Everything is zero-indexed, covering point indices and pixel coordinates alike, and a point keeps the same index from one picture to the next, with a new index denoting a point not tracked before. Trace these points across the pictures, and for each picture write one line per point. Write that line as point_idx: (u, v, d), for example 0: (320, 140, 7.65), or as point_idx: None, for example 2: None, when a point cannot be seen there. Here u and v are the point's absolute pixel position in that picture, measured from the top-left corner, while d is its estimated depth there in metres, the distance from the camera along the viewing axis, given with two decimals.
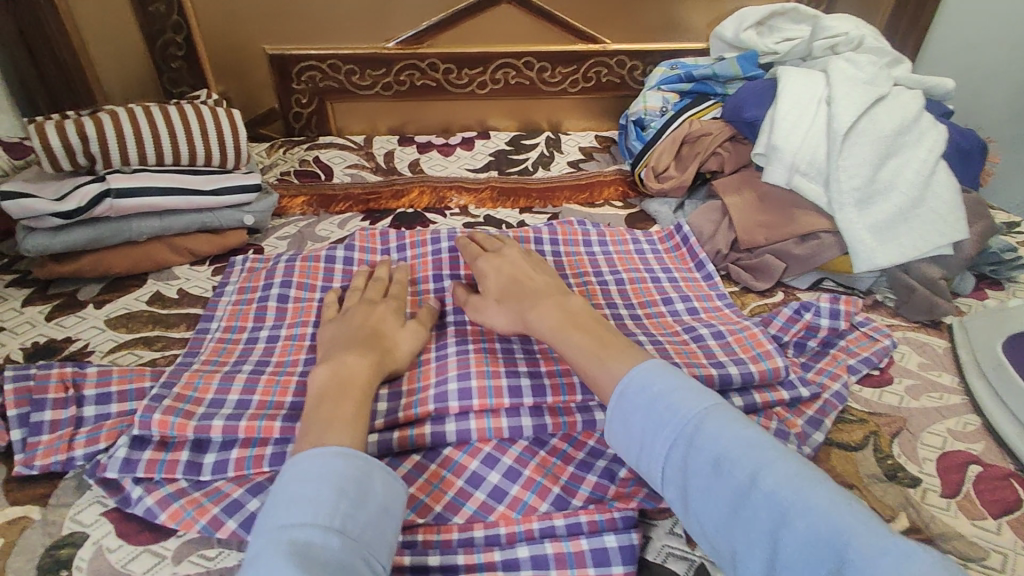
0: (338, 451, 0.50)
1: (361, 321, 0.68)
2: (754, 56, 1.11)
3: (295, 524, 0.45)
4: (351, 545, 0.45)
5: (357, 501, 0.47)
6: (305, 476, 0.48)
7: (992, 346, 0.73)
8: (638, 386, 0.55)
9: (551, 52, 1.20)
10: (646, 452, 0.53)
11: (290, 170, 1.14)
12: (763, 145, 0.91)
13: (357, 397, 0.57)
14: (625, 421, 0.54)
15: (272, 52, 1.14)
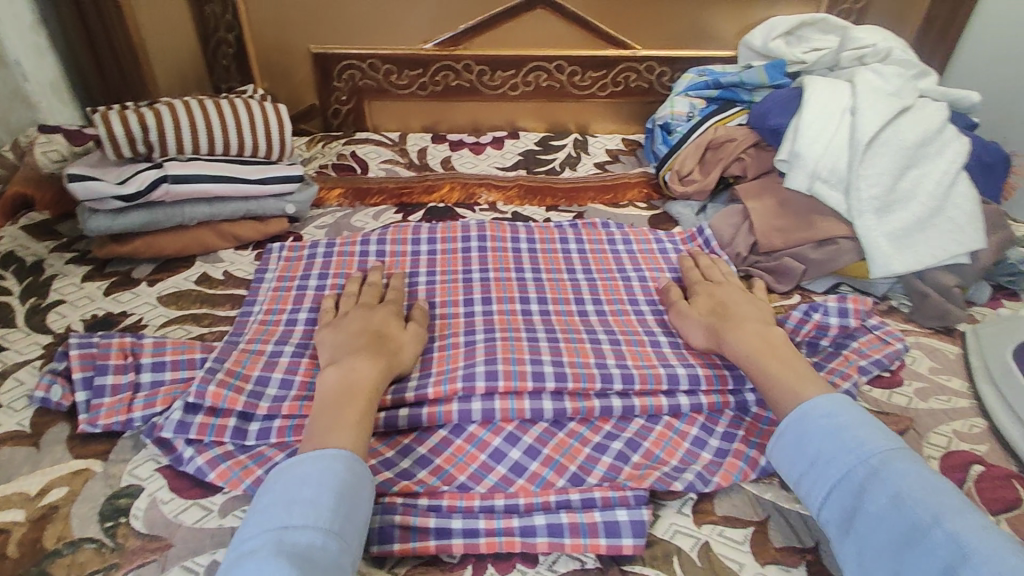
0: (337, 457, 0.54)
1: (360, 326, 0.70)
2: (782, 65, 1.12)
3: (296, 527, 0.49)
4: (342, 550, 0.49)
5: (346, 512, 0.51)
6: (306, 482, 0.52)
7: (1003, 356, 0.74)
8: (818, 412, 0.59)
9: (582, 56, 1.24)
10: (815, 482, 0.56)
11: (329, 163, 1.20)
12: (787, 152, 0.93)
13: (361, 406, 0.60)
14: (800, 444, 0.58)
15: (316, 51, 1.19)
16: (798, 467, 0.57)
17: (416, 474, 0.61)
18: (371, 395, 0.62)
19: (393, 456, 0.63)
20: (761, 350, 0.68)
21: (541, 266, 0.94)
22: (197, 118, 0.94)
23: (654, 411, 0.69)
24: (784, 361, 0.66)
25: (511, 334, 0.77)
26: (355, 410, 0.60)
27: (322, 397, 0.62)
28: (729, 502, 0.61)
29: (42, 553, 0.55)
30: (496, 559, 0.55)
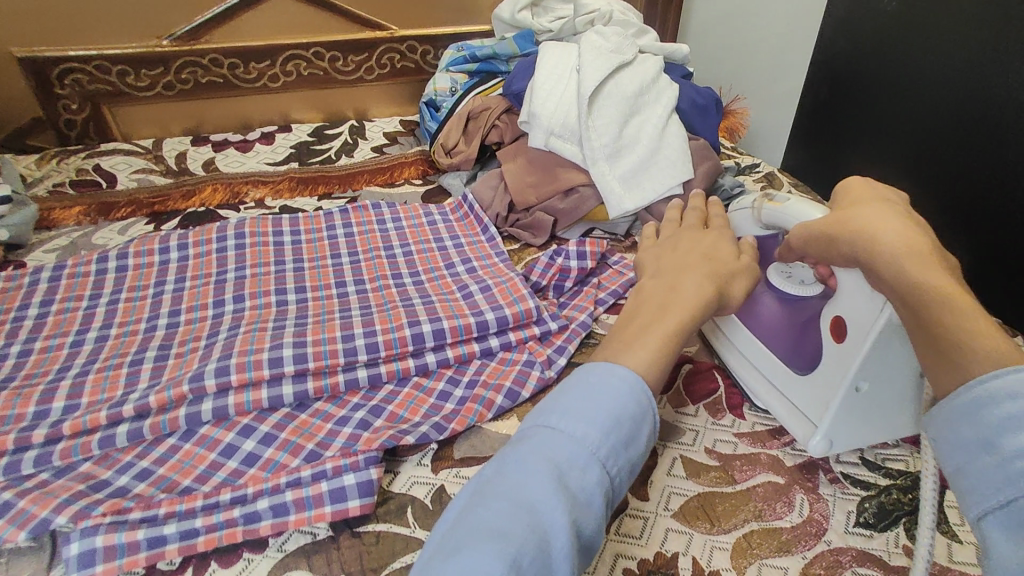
0: (627, 380, 0.46)
1: (685, 246, 0.64)
2: (530, 35, 1.19)
3: (561, 435, 0.43)
4: (607, 478, 0.42)
5: (619, 443, 0.43)
6: (594, 395, 0.45)
7: None
8: (1011, 393, 0.37)
9: (338, 41, 1.22)
10: (956, 459, 0.38)
11: (66, 180, 1.07)
12: (527, 113, 1.01)
13: (660, 331, 0.52)
14: (960, 425, 0.39)
15: (22, 54, 1.07)
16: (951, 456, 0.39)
17: (133, 489, 0.58)
18: (693, 316, 0.54)
19: (108, 476, 0.59)
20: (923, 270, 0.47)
21: (304, 256, 0.92)
22: None
23: (402, 374, 0.71)
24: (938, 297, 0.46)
25: (257, 326, 0.75)
26: (653, 335, 0.51)
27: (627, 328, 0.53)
28: (467, 443, 0.64)
29: None
30: (219, 553, 0.54)
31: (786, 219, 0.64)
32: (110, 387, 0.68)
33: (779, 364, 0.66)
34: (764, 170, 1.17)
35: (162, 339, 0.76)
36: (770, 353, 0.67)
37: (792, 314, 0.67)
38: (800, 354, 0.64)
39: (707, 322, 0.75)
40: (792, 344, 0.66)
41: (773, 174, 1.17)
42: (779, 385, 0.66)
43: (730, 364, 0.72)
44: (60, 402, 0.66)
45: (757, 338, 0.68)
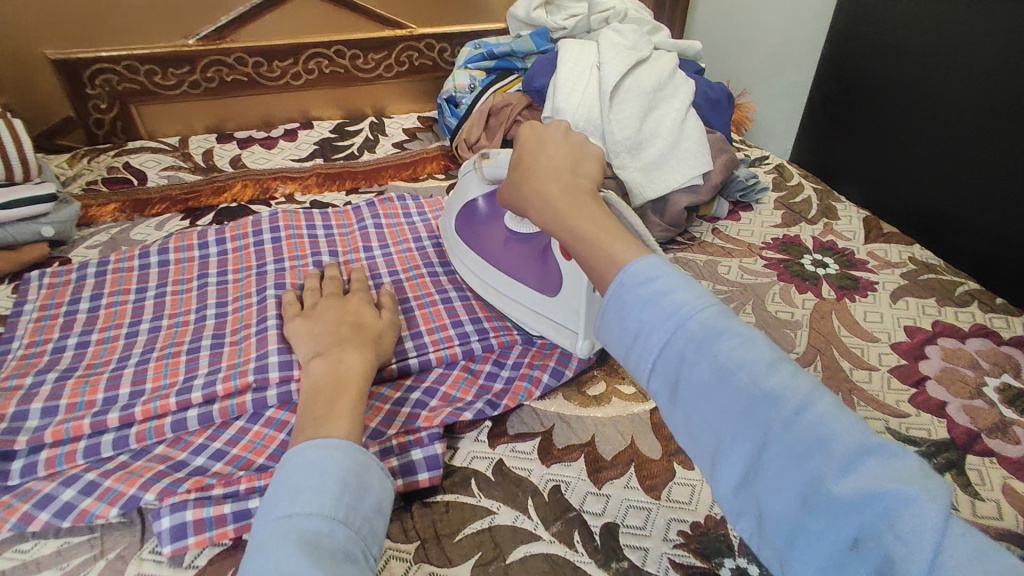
0: (338, 446, 0.50)
1: (336, 317, 0.69)
2: (545, 32, 1.22)
3: (301, 515, 0.45)
4: (354, 536, 0.46)
5: (356, 501, 0.47)
6: (307, 472, 0.48)
7: (449, 233, 0.86)
8: (638, 279, 0.43)
9: (358, 39, 1.25)
10: (625, 343, 0.43)
11: (99, 178, 1.09)
12: (550, 108, 1.04)
13: (353, 394, 0.57)
14: (621, 314, 0.43)
15: (56, 57, 1.09)
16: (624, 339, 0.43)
17: (212, 468, 0.61)
18: (362, 383, 0.59)
19: (185, 457, 0.63)
20: (569, 203, 0.55)
21: (339, 249, 0.96)
22: None
23: (450, 359, 0.75)
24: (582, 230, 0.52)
25: None
26: (343, 402, 0.55)
27: (309, 387, 0.59)
28: (519, 421, 0.68)
29: None
30: None
31: (502, 166, 0.76)
32: (170, 373, 0.71)
33: (530, 292, 0.76)
34: (774, 162, 1.22)
35: (212, 328, 0.79)
36: (519, 286, 0.77)
37: (523, 255, 0.78)
38: (535, 279, 0.76)
39: (472, 277, 0.83)
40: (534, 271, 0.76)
41: (782, 165, 1.21)
42: (540, 310, 0.75)
43: (500, 305, 0.80)
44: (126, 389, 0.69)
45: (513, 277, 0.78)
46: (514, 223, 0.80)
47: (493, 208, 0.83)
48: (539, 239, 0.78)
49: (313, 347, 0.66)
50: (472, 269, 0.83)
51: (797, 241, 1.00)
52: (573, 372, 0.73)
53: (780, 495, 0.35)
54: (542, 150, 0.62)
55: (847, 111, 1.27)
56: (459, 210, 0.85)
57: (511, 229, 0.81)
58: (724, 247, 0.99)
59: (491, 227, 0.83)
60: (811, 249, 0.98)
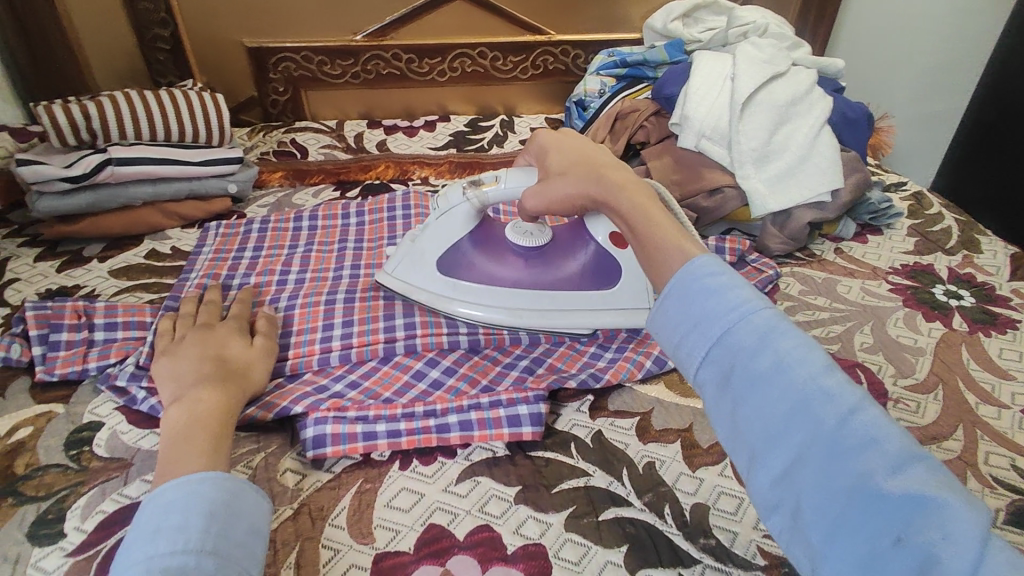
0: (202, 478, 0.50)
1: (200, 351, 0.66)
2: (680, 44, 1.24)
3: (163, 554, 0.44)
4: (225, 564, 0.45)
5: (225, 531, 0.47)
6: (168, 509, 0.48)
7: (432, 274, 0.80)
8: (701, 273, 0.47)
9: (501, 42, 1.35)
10: (683, 333, 0.46)
11: (270, 150, 1.27)
12: (678, 116, 1.06)
13: (215, 428, 0.57)
14: (682, 302, 0.47)
15: (250, 45, 1.28)
16: (682, 326, 0.46)
17: (348, 394, 0.71)
18: (223, 419, 0.59)
19: (327, 383, 0.72)
20: (647, 199, 0.62)
21: None
22: (138, 110, 1.02)
23: (556, 339, 0.81)
24: (652, 210, 0.61)
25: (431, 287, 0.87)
26: (203, 438, 0.55)
27: (166, 432, 0.57)
28: (619, 399, 0.72)
29: (12, 477, 0.61)
30: (419, 454, 0.65)
31: (512, 189, 0.76)
32: (312, 319, 0.82)
33: (592, 293, 0.79)
34: (913, 188, 1.16)
35: (348, 285, 0.89)
36: (572, 293, 0.80)
37: (560, 258, 0.81)
38: (589, 276, 0.80)
39: (496, 311, 0.79)
40: (585, 268, 0.80)
41: (921, 193, 1.15)
42: (598, 304, 0.80)
43: (540, 324, 0.79)
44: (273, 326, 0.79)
45: (566, 288, 0.79)
46: (515, 243, 0.81)
47: (480, 243, 0.81)
48: (561, 243, 0.83)
49: (172, 391, 0.63)
50: (480, 304, 0.79)
51: (930, 269, 0.96)
52: (676, 363, 0.76)
53: (826, 491, 0.37)
54: (589, 152, 0.72)
55: (1000, 134, 1.26)
56: (441, 257, 0.80)
57: (513, 248, 0.81)
58: (845, 267, 0.97)
59: (485, 259, 0.81)
60: (945, 279, 0.93)
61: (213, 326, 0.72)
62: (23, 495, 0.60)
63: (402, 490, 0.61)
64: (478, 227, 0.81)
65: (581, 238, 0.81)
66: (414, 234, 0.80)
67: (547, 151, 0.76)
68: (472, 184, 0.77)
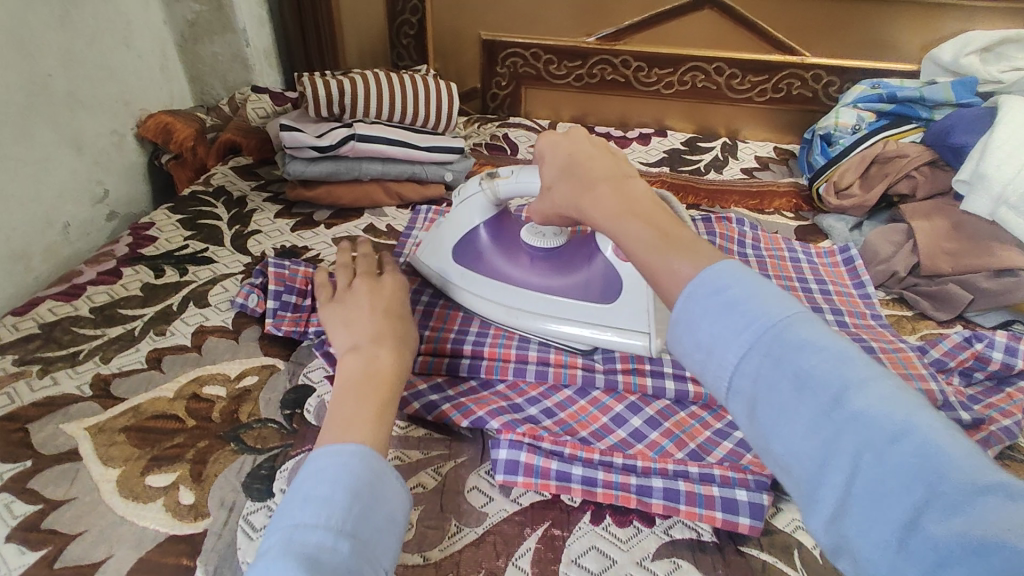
0: (351, 451, 0.49)
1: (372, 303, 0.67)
2: (973, 83, 1.04)
3: (307, 527, 0.43)
4: (359, 551, 0.43)
5: (365, 513, 0.45)
6: (318, 478, 0.46)
7: (446, 260, 0.81)
8: (707, 287, 0.43)
9: (743, 59, 1.22)
10: (700, 360, 0.43)
11: (482, 142, 1.28)
12: (969, 171, 0.87)
13: (383, 391, 0.56)
14: (693, 328, 0.43)
15: (486, 38, 1.30)
16: (697, 349, 0.42)
17: (542, 421, 0.66)
18: (394, 383, 0.58)
19: (521, 402, 0.69)
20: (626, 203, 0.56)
21: None
22: (384, 90, 1.06)
23: None
24: (654, 216, 0.54)
25: None
26: (374, 402, 0.54)
27: (342, 387, 0.57)
28: None
29: (235, 423, 0.65)
30: (614, 512, 0.59)
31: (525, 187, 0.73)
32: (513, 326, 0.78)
33: (591, 305, 0.73)
34: None
35: None
36: (576, 302, 0.74)
37: (569, 265, 0.77)
38: (595, 286, 0.73)
39: (492, 305, 0.77)
40: (596, 279, 0.74)
41: None
42: (596, 320, 0.72)
43: (540, 330, 0.74)
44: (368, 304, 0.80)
45: (567, 296, 0.74)
46: (528, 242, 0.78)
47: (497, 235, 0.80)
48: (571, 253, 0.78)
49: (347, 338, 0.65)
50: (484, 296, 0.77)
51: None
52: None
53: (879, 539, 0.32)
54: (587, 151, 0.64)
55: None
56: (455, 243, 0.80)
57: (529, 249, 0.78)
58: None
59: (500, 256, 0.79)
60: None
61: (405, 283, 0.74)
62: (244, 443, 0.63)
63: (591, 549, 0.55)
64: (496, 221, 0.80)
65: (589, 247, 0.76)
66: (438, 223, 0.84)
67: (542, 161, 0.70)
68: (487, 176, 0.76)
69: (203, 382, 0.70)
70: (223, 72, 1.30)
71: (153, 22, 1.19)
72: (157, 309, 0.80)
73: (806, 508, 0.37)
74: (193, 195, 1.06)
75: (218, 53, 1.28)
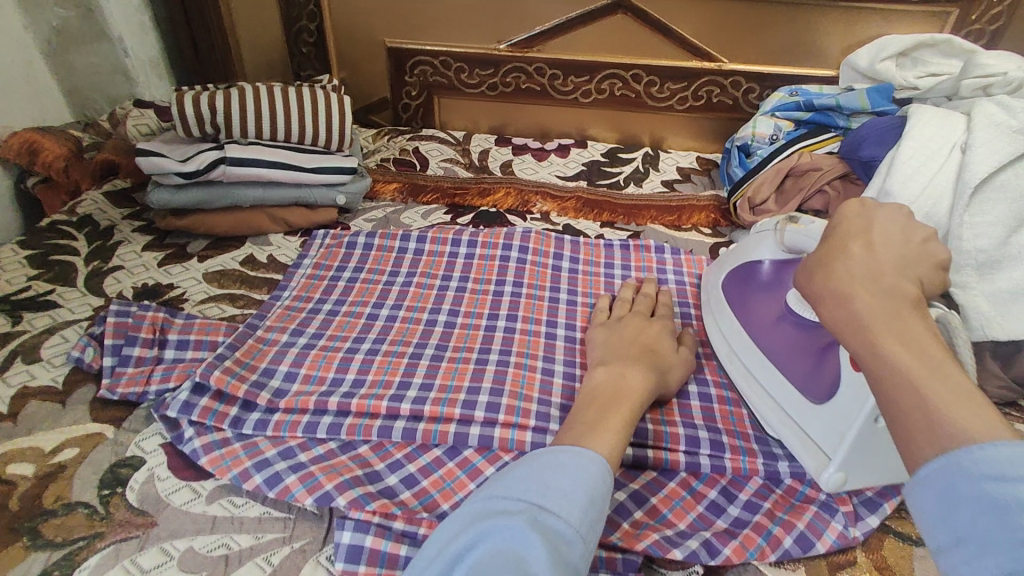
0: (593, 459, 0.48)
1: (632, 335, 0.68)
2: (889, 89, 0.99)
3: (552, 512, 0.44)
4: (586, 555, 0.44)
5: (595, 519, 0.46)
6: (562, 472, 0.47)
7: (716, 283, 0.78)
8: (985, 467, 0.33)
9: (661, 67, 1.16)
10: (946, 546, 0.34)
11: (390, 157, 1.19)
12: (876, 188, 0.81)
13: (624, 411, 0.56)
14: (946, 512, 0.34)
15: (391, 45, 1.21)
16: (938, 530, 0.34)
17: (399, 494, 0.59)
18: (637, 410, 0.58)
19: (381, 470, 0.61)
20: (885, 320, 0.41)
21: (578, 287, 0.86)
22: (261, 105, 0.96)
23: (670, 465, 0.62)
24: (930, 348, 0.39)
25: (526, 360, 0.73)
26: (616, 420, 0.54)
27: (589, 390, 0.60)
28: None
29: (37, 511, 0.56)
30: None
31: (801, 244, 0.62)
32: (391, 371, 0.71)
33: (795, 393, 0.62)
34: None
35: (438, 338, 0.76)
36: (789, 385, 0.63)
37: (812, 348, 0.63)
38: (818, 382, 0.61)
39: (722, 341, 0.73)
40: (821, 377, 0.60)
41: None
42: (794, 416, 0.62)
43: (744, 388, 0.68)
44: (230, 338, 0.72)
45: (769, 362, 0.66)
46: (791, 308, 0.66)
47: (779, 276, 0.70)
48: (823, 336, 0.62)
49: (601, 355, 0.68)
50: (721, 329, 0.74)
51: None
52: (825, 549, 0.55)
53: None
54: (870, 235, 0.47)
55: None
56: (736, 266, 0.75)
57: (784, 308, 0.67)
58: None
59: (759, 297, 0.71)
60: None
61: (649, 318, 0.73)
62: (43, 537, 0.54)
63: None
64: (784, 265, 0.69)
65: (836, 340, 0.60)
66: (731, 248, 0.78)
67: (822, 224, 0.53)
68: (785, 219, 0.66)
69: (10, 459, 0.61)
70: (104, 86, 1.20)
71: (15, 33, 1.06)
72: None
73: None
74: (52, 226, 0.96)
75: (93, 65, 1.17)
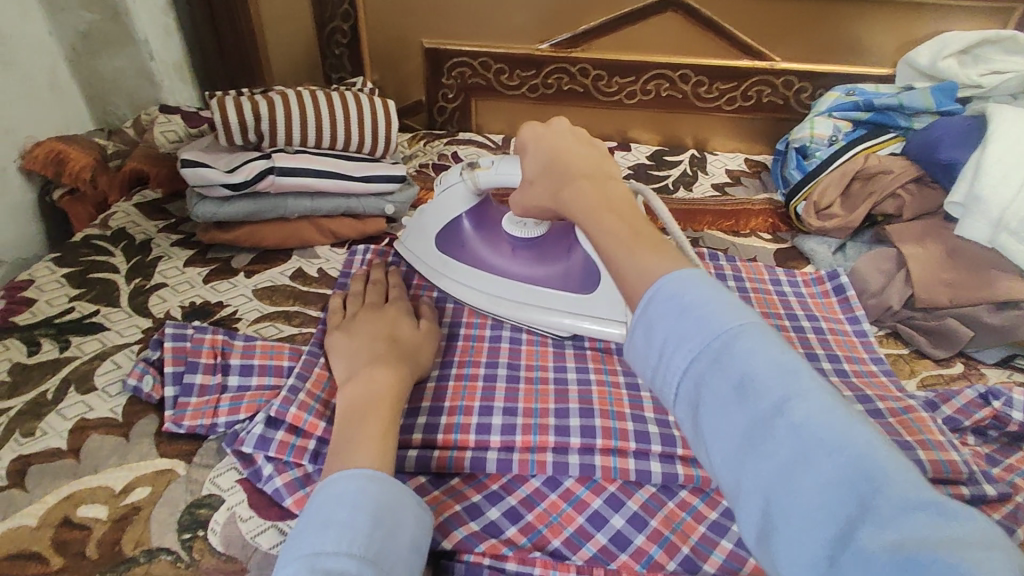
0: (369, 477, 0.47)
1: (374, 332, 0.65)
2: (953, 87, 0.96)
3: (327, 552, 0.42)
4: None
5: (387, 537, 0.44)
6: (338, 502, 0.45)
7: (430, 249, 0.80)
8: (666, 296, 0.41)
9: (710, 66, 1.13)
10: (658, 373, 0.41)
11: (430, 162, 1.15)
12: (962, 194, 0.78)
13: (384, 415, 0.55)
14: (648, 332, 0.42)
15: (429, 46, 1.16)
16: (649, 358, 0.41)
17: (504, 531, 0.55)
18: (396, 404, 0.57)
19: (480, 502, 0.57)
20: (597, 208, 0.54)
21: None
22: (306, 112, 0.91)
23: None
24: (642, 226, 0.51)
25: (607, 376, 0.69)
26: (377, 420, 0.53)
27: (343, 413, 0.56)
28: None
29: (118, 559, 0.52)
30: None
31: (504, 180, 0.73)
32: (469, 396, 0.66)
33: (567, 294, 0.73)
34: None
35: (508, 356, 0.72)
36: (552, 291, 0.74)
37: (548, 253, 0.76)
38: (575, 276, 0.74)
39: (466, 291, 0.77)
40: (578, 268, 0.74)
41: None
42: (565, 309, 0.73)
43: (511, 317, 0.75)
44: (297, 366, 0.67)
45: (524, 282, 0.76)
46: (512, 233, 0.77)
47: (478, 224, 0.80)
48: (559, 238, 0.77)
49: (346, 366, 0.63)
50: (463, 283, 0.78)
51: None
52: None
53: (804, 558, 0.32)
54: (566, 149, 0.64)
55: None
56: (439, 229, 0.80)
57: (509, 237, 0.78)
58: None
59: (484, 244, 0.79)
60: None
61: (384, 305, 0.71)
62: None
63: None
64: (477, 209, 0.79)
65: (580, 234, 0.75)
66: (423, 209, 0.82)
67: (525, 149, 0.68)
68: (468, 167, 0.76)
69: (79, 501, 0.56)
70: (128, 90, 1.12)
71: (38, 37, 1.01)
72: (27, 399, 0.66)
73: (739, 508, 0.36)
74: (86, 240, 0.90)
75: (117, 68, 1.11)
